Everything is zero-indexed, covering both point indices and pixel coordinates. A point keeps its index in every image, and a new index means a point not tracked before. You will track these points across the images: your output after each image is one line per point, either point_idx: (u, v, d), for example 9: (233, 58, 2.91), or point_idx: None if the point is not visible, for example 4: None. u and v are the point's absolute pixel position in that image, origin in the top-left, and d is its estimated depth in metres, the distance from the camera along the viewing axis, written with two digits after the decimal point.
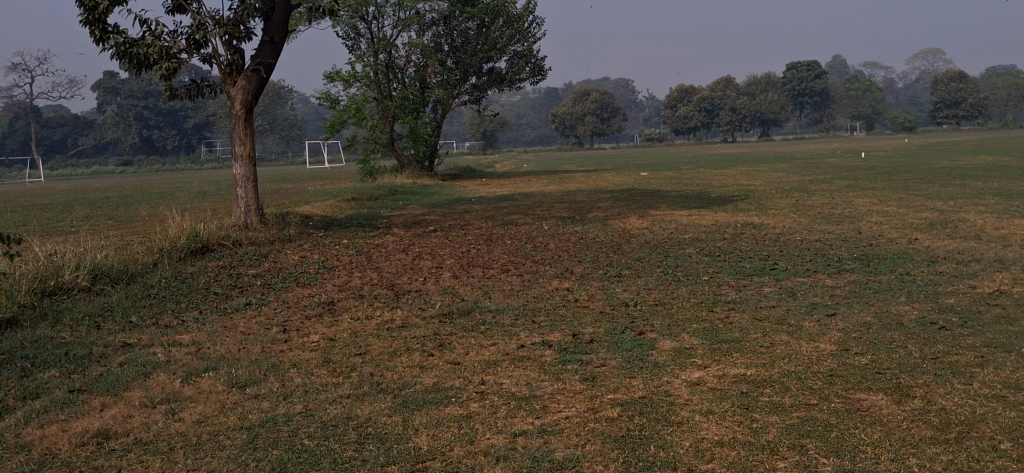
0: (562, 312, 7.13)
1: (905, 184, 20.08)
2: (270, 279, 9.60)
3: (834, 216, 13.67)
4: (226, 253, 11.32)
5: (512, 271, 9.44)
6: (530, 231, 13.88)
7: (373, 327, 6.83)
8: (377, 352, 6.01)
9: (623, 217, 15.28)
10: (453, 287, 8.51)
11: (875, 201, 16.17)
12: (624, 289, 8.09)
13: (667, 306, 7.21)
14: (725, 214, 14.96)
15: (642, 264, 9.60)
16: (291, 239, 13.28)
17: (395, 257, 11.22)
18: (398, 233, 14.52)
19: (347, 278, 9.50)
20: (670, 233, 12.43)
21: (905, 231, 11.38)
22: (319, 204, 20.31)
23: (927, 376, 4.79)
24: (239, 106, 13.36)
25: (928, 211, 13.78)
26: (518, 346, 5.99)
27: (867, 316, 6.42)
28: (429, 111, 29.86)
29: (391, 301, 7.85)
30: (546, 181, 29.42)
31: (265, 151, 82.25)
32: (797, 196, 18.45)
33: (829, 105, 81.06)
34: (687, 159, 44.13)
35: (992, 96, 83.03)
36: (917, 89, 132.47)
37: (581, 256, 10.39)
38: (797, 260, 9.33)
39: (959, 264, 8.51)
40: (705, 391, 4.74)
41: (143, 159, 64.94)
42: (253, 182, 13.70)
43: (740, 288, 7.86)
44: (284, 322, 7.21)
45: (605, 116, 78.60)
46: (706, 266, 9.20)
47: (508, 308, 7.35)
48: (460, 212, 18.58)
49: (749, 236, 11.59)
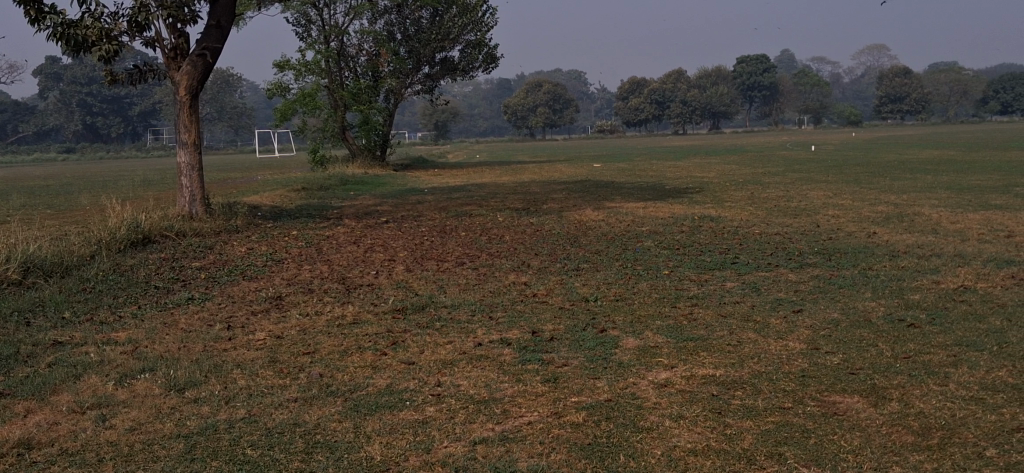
0: (520, 309, 6.87)
1: (856, 178, 20.18)
2: (215, 272, 9.20)
3: (791, 209, 13.61)
4: (169, 244, 10.85)
5: (467, 264, 9.15)
6: (484, 223, 13.60)
7: (322, 324, 6.49)
8: (327, 350, 5.69)
9: (578, 209, 15.07)
10: (406, 281, 8.20)
11: (830, 194, 16.19)
12: (583, 284, 7.86)
13: (629, 302, 6.99)
14: (681, 206, 14.83)
15: (600, 257, 9.38)
16: (238, 230, 12.84)
17: (346, 249, 10.86)
18: (349, 224, 14.15)
19: (296, 271, 9.14)
20: (627, 225, 12.25)
21: (863, 224, 11.33)
22: (268, 194, 19.81)
23: (901, 377, 4.63)
24: (184, 91, 12.86)
25: (882, 205, 13.78)
26: (475, 344, 5.71)
27: (833, 313, 6.26)
28: (381, 100, 29.38)
29: (342, 296, 7.52)
30: (499, 171, 29.13)
31: (212, 140, 80.82)
32: (751, 188, 18.42)
33: (778, 99, 81.94)
34: (638, 152, 44.13)
35: (935, 91, 84.59)
36: (862, 83, 134.55)
37: (538, 249, 10.14)
38: (757, 253, 9.18)
39: (919, 258, 8.43)
40: (674, 393, 4.52)
41: (87, 147, 63.41)
42: (198, 171, 13.22)
43: (702, 283, 7.67)
44: (228, 318, 6.85)
45: (557, 107, 78.56)
46: (666, 260, 9.02)
47: (463, 303, 7.07)
48: (412, 203, 18.23)
49: (707, 229, 11.46)
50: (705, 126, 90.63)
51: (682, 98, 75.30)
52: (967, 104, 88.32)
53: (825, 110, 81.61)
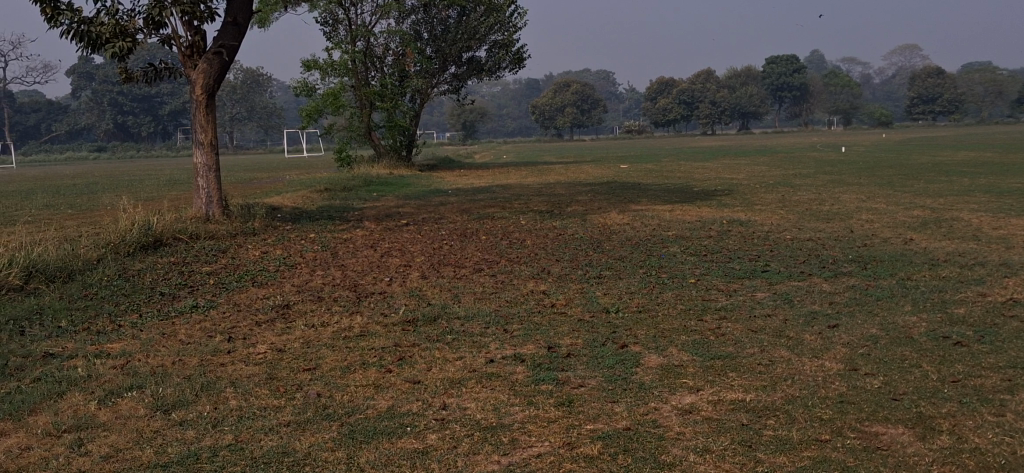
0: (537, 320, 6.48)
1: (889, 180, 19.62)
2: (224, 277, 8.89)
3: (823, 213, 13.11)
4: (181, 248, 10.58)
5: (485, 271, 8.78)
6: (506, 227, 13.23)
7: (328, 336, 6.15)
8: (329, 366, 5.35)
9: (602, 212, 14.67)
10: (420, 289, 7.84)
11: (863, 197, 15.64)
12: (605, 293, 7.46)
13: (652, 313, 6.59)
14: (708, 209, 14.38)
15: (624, 263, 8.98)
16: (255, 233, 12.56)
17: (361, 253, 10.53)
18: (368, 226, 13.84)
19: (307, 277, 8.81)
20: (653, 230, 11.83)
21: (899, 229, 10.84)
22: (290, 195, 19.57)
23: (951, 404, 4.20)
24: (200, 90, 12.61)
25: (918, 209, 13.25)
26: (486, 360, 5.35)
27: (873, 329, 5.82)
28: (407, 100, 29.10)
29: (352, 305, 7.17)
30: (524, 172, 28.79)
31: (242, 140, 81.16)
32: (781, 191, 17.93)
33: (809, 99, 80.87)
34: (665, 152, 43.54)
35: (970, 91, 83.11)
36: (894, 83, 132.85)
37: (559, 255, 9.75)
38: (789, 261, 8.74)
39: (961, 267, 7.96)
40: (699, 422, 4.14)
41: (118, 146, 63.80)
42: (215, 171, 12.96)
43: (730, 293, 7.25)
44: (231, 328, 6.52)
45: (585, 107, 78.04)
46: (692, 267, 8.60)
47: (478, 314, 6.69)
48: (434, 204, 17.91)
49: (735, 234, 11.02)
50: (734, 126, 89.74)
51: (711, 99, 74.50)
52: (1002, 104, 86.77)
53: (856, 111, 80.50)
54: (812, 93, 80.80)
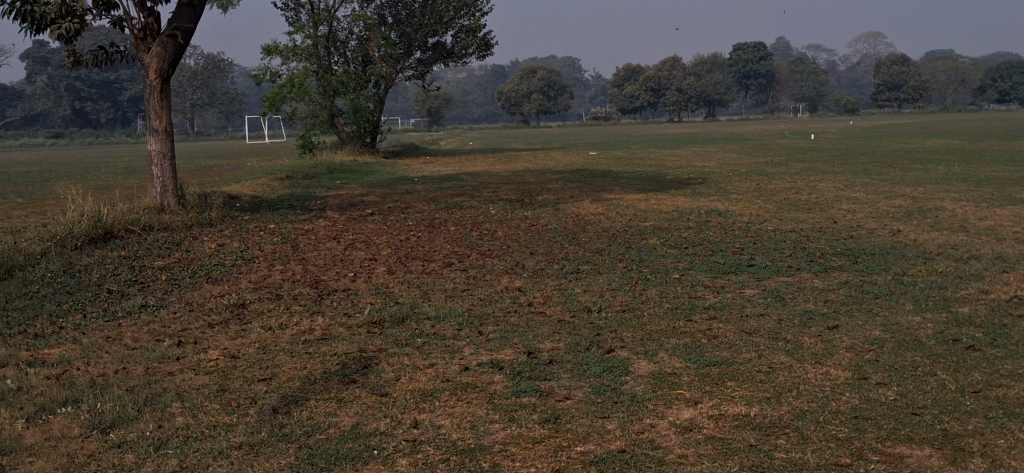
0: (514, 321, 6.02)
1: (864, 168, 19.43)
2: (176, 273, 8.32)
3: (803, 203, 12.80)
4: (133, 240, 9.97)
5: (456, 265, 8.30)
6: (476, 217, 12.75)
7: (286, 340, 5.64)
8: (287, 376, 4.85)
9: (575, 201, 14.24)
10: (387, 285, 7.35)
11: (840, 186, 15.39)
12: (585, 290, 7.02)
13: (637, 313, 6.17)
14: (684, 199, 14.01)
15: (602, 257, 8.55)
16: (213, 224, 11.96)
17: (324, 246, 9.99)
18: (332, 217, 13.27)
19: (266, 272, 8.28)
20: (629, 220, 11.43)
21: (882, 220, 10.53)
22: (250, 182, 18.90)
23: (976, 421, 3.82)
24: (154, 75, 11.96)
25: (899, 198, 13.00)
26: (460, 369, 4.88)
27: (875, 331, 5.44)
28: (371, 86, 28.43)
29: (313, 304, 6.67)
30: (493, 159, 28.33)
31: (203, 126, 79.73)
32: (756, 179, 17.63)
33: (775, 87, 81.12)
34: (633, 139, 43.22)
35: (933, 79, 83.92)
36: (858, 71, 133.92)
37: (534, 248, 9.29)
38: (776, 254, 8.35)
39: (955, 261, 7.63)
40: (703, 441, 3.71)
41: (75, 132, 62.28)
42: (170, 159, 12.33)
43: (718, 291, 6.83)
44: (180, 331, 5.98)
45: (552, 94, 77.62)
46: (674, 261, 8.20)
47: (450, 314, 6.22)
48: (400, 193, 17.37)
49: (715, 225, 10.65)
50: (700, 113, 89.82)
51: (678, 86, 74.31)
52: (964, 92, 87.80)
53: (821, 98, 80.86)
54: (778, 80, 81.01)
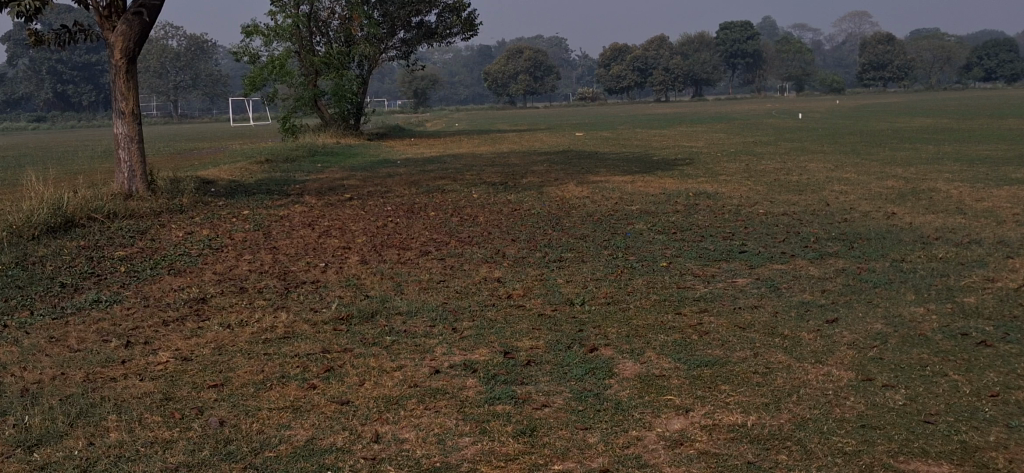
0: (491, 316, 5.62)
1: (854, 148, 19.07)
2: (137, 264, 7.88)
3: (794, 184, 12.43)
4: (95, 229, 9.51)
5: (432, 254, 7.89)
6: (456, 201, 12.33)
7: (244, 339, 5.23)
8: (241, 381, 4.44)
9: (560, 184, 13.83)
10: (358, 276, 6.93)
11: (831, 166, 15.03)
12: (568, 280, 6.61)
13: (623, 306, 5.78)
14: (671, 181, 13.62)
15: (587, 244, 8.15)
16: (183, 211, 11.49)
17: (297, 233, 9.56)
18: (309, 202, 12.83)
19: (233, 263, 7.85)
20: (615, 204, 11.03)
21: (876, 202, 10.16)
22: (227, 167, 18.41)
23: (998, 431, 3.46)
24: (120, 54, 11.47)
25: (892, 179, 12.63)
26: (430, 372, 4.49)
27: (878, 324, 5.06)
28: (354, 67, 27.88)
29: (278, 298, 6.25)
30: (477, 140, 27.88)
31: (187, 109, 78.85)
32: (745, 159, 17.25)
33: (761, 66, 80.75)
34: (620, 120, 42.74)
35: (919, 57, 83.70)
36: (844, 49, 133.78)
37: (515, 234, 8.87)
38: (767, 240, 7.96)
39: (956, 246, 7.26)
40: (695, 458, 3.33)
41: (57, 116, 61.39)
42: (138, 143, 11.85)
43: (709, 280, 6.44)
44: (132, 330, 5.56)
45: (538, 74, 77.02)
46: (662, 247, 7.81)
47: (423, 309, 5.82)
48: (382, 176, 16.92)
49: (704, 208, 10.27)
50: (687, 93, 89.45)
51: (665, 66, 73.86)
52: (950, 71, 87.68)
53: (807, 77, 80.54)
54: (765, 59, 80.62)
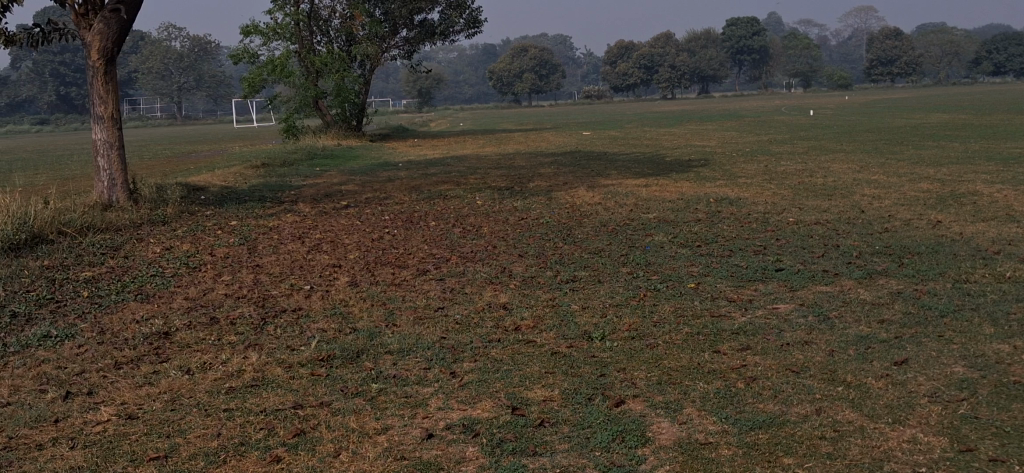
0: (497, 355, 4.81)
1: (875, 146, 18.21)
2: (103, 287, 7.08)
3: (820, 187, 11.61)
4: (64, 245, 8.72)
5: (431, 274, 7.07)
6: (459, 208, 11.54)
7: (205, 389, 4.43)
8: (193, 452, 3.64)
9: (570, 188, 13.03)
10: (346, 303, 6.12)
11: (855, 166, 14.20)
12: (584, 307, 5.80)
13: (652, 341, 4.96)
14: (687, 184, 12.81)
15: (603, 260, 7.34)
16: (166, 221, 10.69)
17: (284, 248, 8.77)
18: (302, 210, 12.04)
19: (208, 285, 7.04)
20: (629, 211, 10.22)
21: (914, 208, 9.34)
22: (223, 171, 17.66)
23: None
24: (96, 55, 10.66)
25: (925, 181, 11.80)
26: (422, 437, 3.69)
27: (957, 367, 4.24)
28: (355, 66, 27.10)
29: (252, 332, 5.44)
30: (482, 141, 27.08)
31: (190, 110, 78.24)
32: (762, 160, 16.42)
33: (768, 63, 79.80)
34: (625, 117, 41.87)
35: (928, 52, 82.63)
36: (850, 44, 132.82)
37: (523, 248, 8.06)
38: (804, 254, 7.14)
39: (1022, 263, 6.43)
40: None
41: (60, 118, 60.71)
42: (118, 149, 11.05)
43: (746, 307, 5.62)
44: (77, 376, 4.75)
45: (544, 73, 76.20)
46: (688, 264, 7.00)
47: (418, 345, 5.00)
48: (381, 180, 16.13)
49: (727, 216, 9.47)
50: (693, 90, 88.52)
51: (671, 62, 73.02)
52: (959, 65, 86.58)
53: (815, 73, 79.54)
54: (771, 55, 79.70)
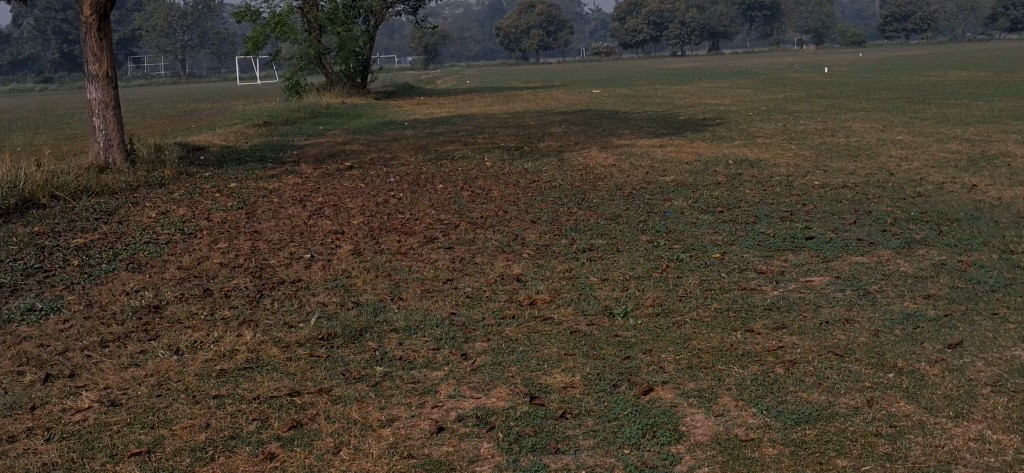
0: (512, 335, 4.44)
1: (895, 105, 17.68)
2: (94, 255, 6.72)
3: (843, 148, 11.15)
4: (57, 209, 8.35)
5: (438, 242, 6.69)
6: (468, 170, 11.13)
7: (194, 372, 4.07)
8: (178, 448, 3.29)
9: (582, 149, 12.60)
10: (349, 275, 5.76)
11: (877, 126, 13.71)
12: (603, 280, 5.42)
13: (679, 318, 4.58)
14: (704, 145, 12.37)
15: (620, 227, 6.96)
16: (164, 184, 10.31)
17: (286, 213, 8.39)
18: (306, 171, 11.65)
19: (205, 253, 6.68)
20: (646, 174, 9.81)
21: (945, 171, 8.90)
22: (225, 131, 17.24)
23: None
24: (89, 10, 10.23)
25: (953, 141, 11.33)
26: (432, 431, 3.34)
27: (1017, 352, 3.86)
28: (361, 23, 26.51)
29: (248, 306, 5.09)
30: (490, 99, 26.56)
31: (195, 67, 77.46)
32: (779, 119, 15.93)
33: (780, 19, 78.53)
34: (636, 75, 41.17)
35: (942, 9, 81.19)
36: (863, 0, 130.84)
37: (535, 214, 7.67)
38: (834, 221, 6.73)
39: None
40: None
41: (65, 76, 60.12)
42: (114, 109, 10.65)
43: (778, 280, 5.24)
44: (59, 355, 4.40)
45: (552, 30, 75.20)
46: (711, 232, 6.61)
47: (425, 323, 4.63)
48: (387, 140, 15.70)
49: (748, 179, 9.06)
50: (704, 47, 87.38)
51: (681, 19, 71.92)
52: (975, 22, 85.11)
53: (827, 30, 78.27)
54: (783, 11, 78.43)
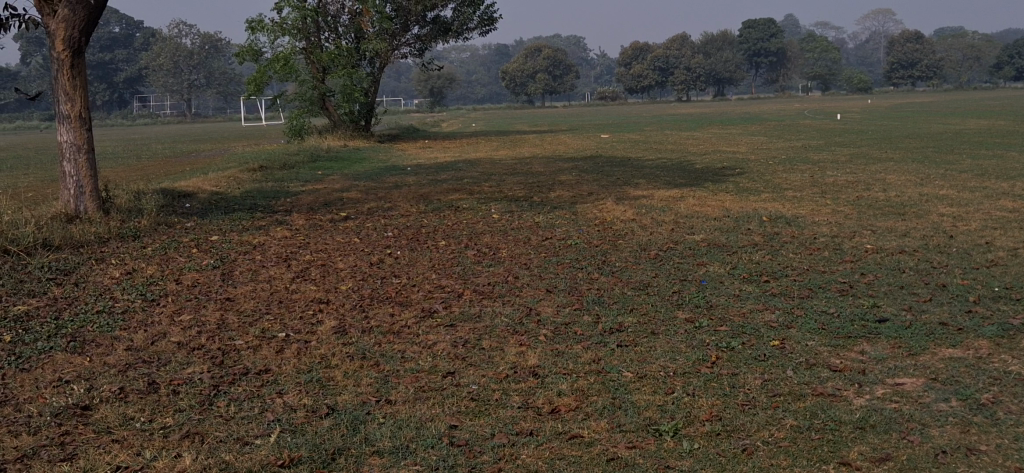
0: (531, 463, 3.39)
1: (924, 155, 16.69)
2: (31, 328, 5.67)
3: (884, 204, 10.14)
4: (7, 268, 7.33)
5: (438, 317, 5.66)
6: (473, 222, 10.14)
7: None
8: None
9: (596, 200, 11.62)
10: (327, 363, 4.72)
11: (912, 178, 12.73)
12: (640, 377, 4.37)
13: (747, 441, 3.54)
14: (729, 197, 11.36)
15: (652, 300, 5.92)
16: (138, 236, 9.27)
17: (265, 274, 7.36)
18: (296, 222, 10.65)
19: (161, 328, 5.63)
20: (671, 231, 8.82)
21: (1011, 234, 7.89)
22: (217, 174, 16.32)
23: None
24: (60, 45, 9.03)
25: (1003, 197, 10.33)
26: None
27: None
28: (365, 64, 25.70)
29: (198, 412, 4.03)
30: (496, 143, 25.72)
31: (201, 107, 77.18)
32: (803, 169, 14.95)
33: (786, 65, 78.09)
34: (645, 119, 40.40)
35: (949, 57, 80.68)
36: (867, 49, 130.77)
37: (551, 280, 6.65)
38: (906, 298, 5.71)
39: None
40: None
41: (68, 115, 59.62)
42: (87, 153, 9.52)
43: (862, 382, 4.20)
44: None
45: (558, 73, 74.80)
46: (762, 309, 5.58)
47: (416, 443, 3.59)
48: (388, 187, 14.76)
49: (788, 239, 8.05)
50: (711, 90, 86.87)
51: (687, 64, 71.37)
52: (981, 70, 84.53)
53: (834, 76, 77.66)
54: (790, 57, 77.98)
